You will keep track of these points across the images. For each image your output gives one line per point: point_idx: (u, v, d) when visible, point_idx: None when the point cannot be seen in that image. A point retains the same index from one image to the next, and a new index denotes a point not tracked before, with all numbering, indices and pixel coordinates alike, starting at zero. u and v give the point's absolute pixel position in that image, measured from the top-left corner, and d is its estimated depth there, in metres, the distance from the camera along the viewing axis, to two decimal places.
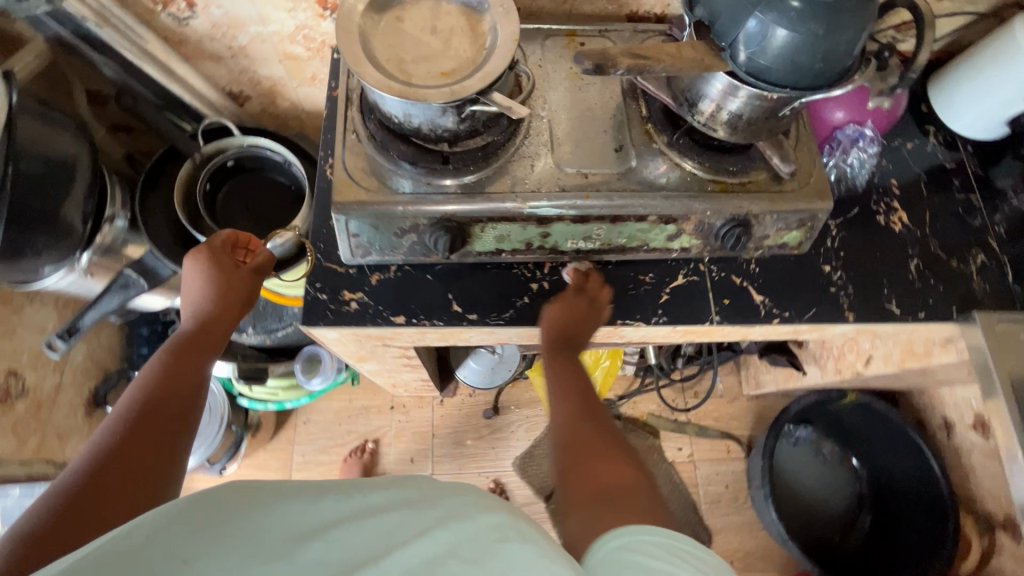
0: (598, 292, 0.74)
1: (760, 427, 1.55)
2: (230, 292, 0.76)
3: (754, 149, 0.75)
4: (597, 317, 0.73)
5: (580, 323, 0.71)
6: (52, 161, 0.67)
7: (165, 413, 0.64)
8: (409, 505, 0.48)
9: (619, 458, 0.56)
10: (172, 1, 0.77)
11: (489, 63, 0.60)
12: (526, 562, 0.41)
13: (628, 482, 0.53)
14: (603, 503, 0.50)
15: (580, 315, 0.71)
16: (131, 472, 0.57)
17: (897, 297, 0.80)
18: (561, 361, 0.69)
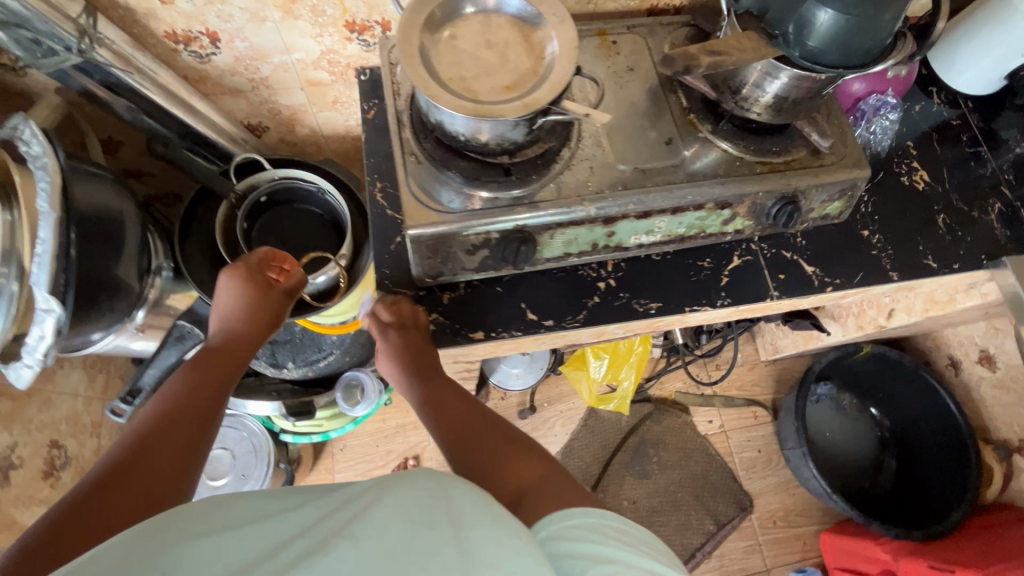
0: (414, 316, 0.72)
1: (782, 390, 1.61)
2: (255, 313, 0.75)
3: (791, 128, 0.78)
4: (422, 338, 0.72)
5: (420, 351, 0.71)
6: (103, 219, 0.66)
7: (178, 431, 0.61)
8: (382, 491, 0.44)
9: (515, 450, 0.61)
10: (195, 39, 0.74)
11: (553, 73, 0.59)
12: (498, 556, 0.38)
13: (533, 470, 0.58)
14: (519, 504, 0.54)
15: (409, 351, 0.70)
16: (137, 486, 0.53)
17: (932, 251, 0.85)
18: (431, 389, 0.71)
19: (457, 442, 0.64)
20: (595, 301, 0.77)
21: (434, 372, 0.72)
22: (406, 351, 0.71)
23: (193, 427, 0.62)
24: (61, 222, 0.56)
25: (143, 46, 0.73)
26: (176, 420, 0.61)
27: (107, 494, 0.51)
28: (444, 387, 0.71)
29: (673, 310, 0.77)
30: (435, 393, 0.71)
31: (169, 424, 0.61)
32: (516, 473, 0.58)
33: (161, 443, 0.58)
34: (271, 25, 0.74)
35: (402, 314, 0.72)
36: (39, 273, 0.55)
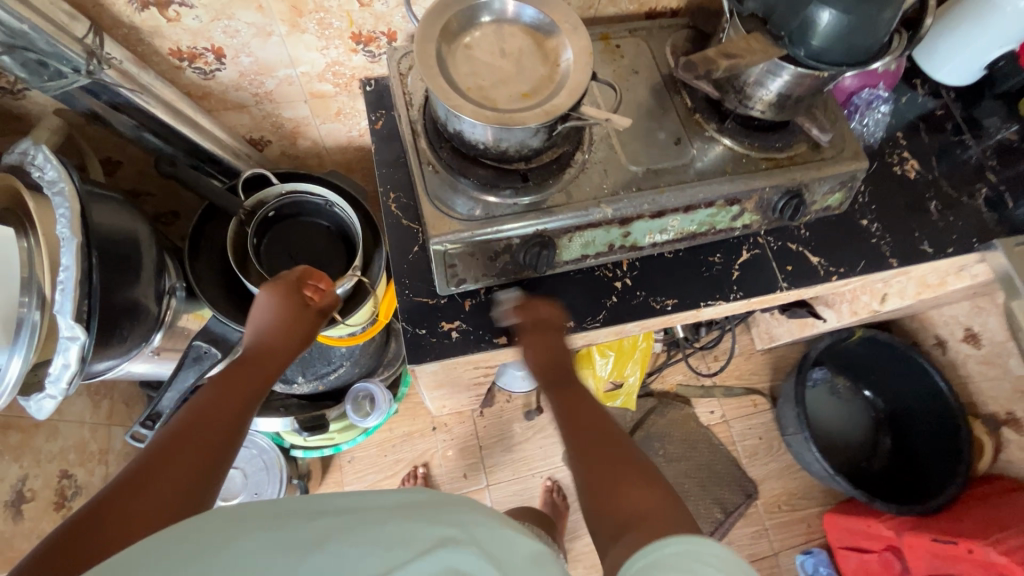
0: (552, 317, 0.74)
1: (779, 377, 1.64)
2: (291, 323, 0.72)
3: (793, 124, 0.81)
4: (559, 337, 0.73)
5: (554, 353, 0.71)
6: (120, 241, 0.65)
7: (205, 429, 0.55)
8: (408, 514, 0.43)
9: (633, 476, 0.54)
10: (200, 56, 0.73)
11: (570, 79, 0.60)
12: None
13: (648, 502, 0.50)
14: (627, 532, 0.48)
15: (540, 348, 0.71)
16: (158, 486, 0.48)
17: (927, 237, 0.89)
18: (562, 391, 0.68)
19: (575, 440, 0.60)
20: (613, 301, 0.79)
21: (565, 379, 0.70)
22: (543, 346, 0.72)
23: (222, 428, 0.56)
24: (83, 248, 0.56)
25: (147, 65, 0.72)
26: (204, 419, 0.56)
27: (129, 493, 0.47)
28: (574, 392, 0.68)
29: (689, 306, 0.79)
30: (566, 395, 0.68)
31: (199, 423, 0.56)
32: (627, 498, 0.51)
33: (187, 441, 0.53)
34: (276, 39, 0.74)
35: (539, 310, 0.74)
36: (62, 300, 0.54)
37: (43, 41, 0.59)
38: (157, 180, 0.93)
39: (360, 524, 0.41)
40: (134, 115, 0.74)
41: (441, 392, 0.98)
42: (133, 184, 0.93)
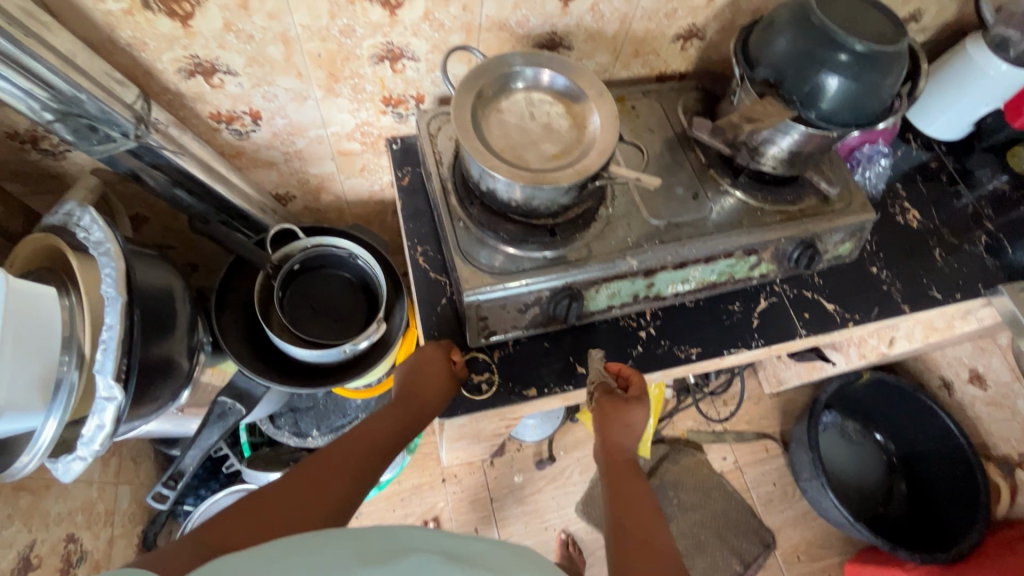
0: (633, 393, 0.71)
1: (789, 421, 1.63)
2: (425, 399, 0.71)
3: (802, 179, 0.84)
4: (639, 412, 0.70)
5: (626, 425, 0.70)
6: (156, 299, 0.66)
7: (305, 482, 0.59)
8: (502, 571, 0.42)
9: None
10: (237, 118, 0.76)
11: (599, 141, 0.64)
12: None
13: None
14: None
15: (626, 420, 0.69)
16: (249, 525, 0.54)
17: (935, 283, 0.92)
18: (618, 491, 0.65)
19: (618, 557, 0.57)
20: (638, 351, 0.80)
21: (625, 475, 0.67)
22: (615, 423, 0.69)
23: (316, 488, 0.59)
24: (126, 307, 0.57)
25: (186, 127, 0.75)
26: (312, 472, 0.61)
27: (226, 526, 0.53)
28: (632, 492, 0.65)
29: (713, 354, 0.81)
30: (621, 492, 0.65)
31: (303, 475, 0.60)
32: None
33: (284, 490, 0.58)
34: (312, 103, 0.77)
35: (623, 377, 0.74)
36: (104, 360, 0.54)
37: (98, 109, 0.61)
38: (181, 235, 0.95)
39: (461, 566, 0.41)
40: (171, 174, 0.76)
41: (461, 442, 0.96)
42: (158, 239, 0.94)
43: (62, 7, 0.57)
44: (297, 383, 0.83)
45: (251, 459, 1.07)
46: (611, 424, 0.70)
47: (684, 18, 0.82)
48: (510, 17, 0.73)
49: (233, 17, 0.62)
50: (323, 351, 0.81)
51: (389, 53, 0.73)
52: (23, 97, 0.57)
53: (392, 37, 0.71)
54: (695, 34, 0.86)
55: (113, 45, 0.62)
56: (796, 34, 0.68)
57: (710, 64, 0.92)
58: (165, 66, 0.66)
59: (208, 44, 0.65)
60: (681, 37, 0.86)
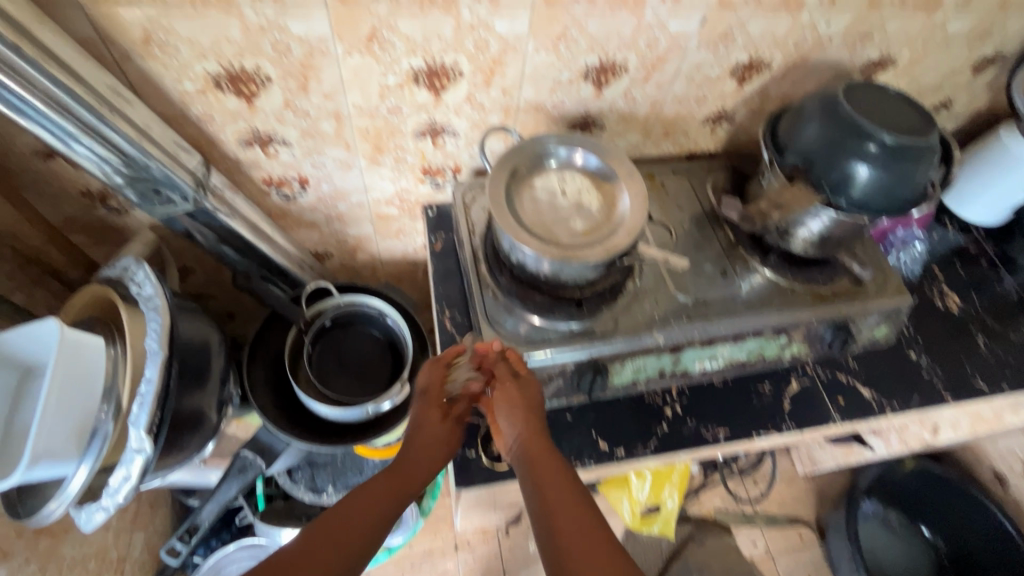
0: (526, 380, 0.67)
1: (824, 507, 1.54)
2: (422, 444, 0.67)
3: (833, 260, 0.84)
4: (535, 391, 0.66)
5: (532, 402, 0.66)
6: (195, 352, 0.69)
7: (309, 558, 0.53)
8: None
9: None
10: (287, 183, 0.82)
11: (628, 220, 0.65)
12: None
13: None
14: None
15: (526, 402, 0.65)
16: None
17: (980, 373, 0.88)
18: (541, 482, 0.59)
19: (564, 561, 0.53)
20: (663, 428, 0.78)
21: (542, 459, 0.61)
22: (514, 408, 0.65)
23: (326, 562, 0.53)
24: (166, 361, 0.59)
25: (240, 190, 0.80)
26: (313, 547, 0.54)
27: None
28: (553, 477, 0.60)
29: (741, 437, 0.78)
30: (545, 479, 0.59)
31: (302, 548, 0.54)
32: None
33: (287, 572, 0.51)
34: (356, 171, 0.82)
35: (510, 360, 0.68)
36: (139, 413, 0.56)
37: (162, 174, 0.66)
38: (223, 286, 0.99)
39: None
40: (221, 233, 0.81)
41: (477, 511, 0.93)
42: (200, 289, 0.99)
43: (144, 86, 0.63)
44: (317, 440, 0.83)
45: (264, 512, 1.05)
46: (512, 411, 0.65)
47: (714, 103, 0.86)
48: (547, 100, 0.77)
49: (293, 96, 0.68)
50: (347, 410, 0.82)
51: (431, 129, 0.78)
52: (98, 162, 0.62)
53: (435, 115, 0.75)
54: (724, 117, 0.89)
55: (183, 118, 0.68)
56: (824, 123, 0.70)
57: (739, 145, 0.95)
58: (227, 136, 0.72)
59: (267, 119, 0.70)
60: (710, 120, 0.89)
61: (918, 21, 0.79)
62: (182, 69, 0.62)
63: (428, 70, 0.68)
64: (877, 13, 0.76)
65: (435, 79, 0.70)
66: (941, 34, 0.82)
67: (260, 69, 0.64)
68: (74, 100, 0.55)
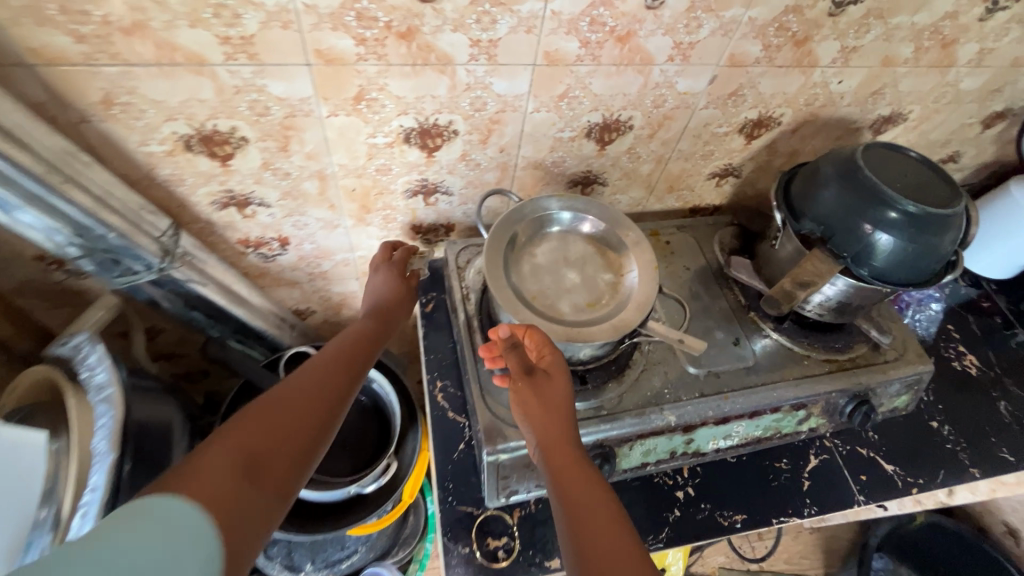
0: (554, 364, 0.56)
1: (832, 563, 1.46)
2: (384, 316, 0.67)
3: (849, 325, 0.79)
4: (562, 388, 0.55)
5: (553, 406, 0.54)
6: (153, 439, 0.62)
7: (307, 396, 0.49)
8: None
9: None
10: (265, 243, 0.76)
11: (637, 294, 0.60)
12: None
13: None
14: None
15: (547, 399, 0.54)
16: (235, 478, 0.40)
17: (1007, 443, 0.82)
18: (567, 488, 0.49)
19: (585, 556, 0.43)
20: (675, 515, 0.71)
21: (570, 465, 0.50)
22: (534, 404, 0.54)
23: (326, 395, 0.51)
24: (116, 463, 0.54)
25: (214, 251, 0.74)
26: (314, 386, 0.51)
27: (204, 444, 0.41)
28: (586, 496, 0.48)
29: (760, 523, 0.71)
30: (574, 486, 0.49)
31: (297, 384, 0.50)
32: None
33: (297, 400, 0.48)
34: (341, 230, 0.76)
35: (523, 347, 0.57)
36: (80, 525, 0.51)
37: (121, 243, 0.60)
38: (196, 346, 0.92)
39: None
40: (191, 298, 0.74)
41: None
42: (170, 349, 0.91)
43: (107, 149, 0.57)
44: (292, 526, 0.76)
45: None
46: (536, 406, 0.54)
47: (720, 159, 0.82)
48: (547, 158, 0.73)
49: (272, 157, 0.62)
50: (326, 492, 0.75)
51: (423, 188, 0.72)
52: (48, 234, 0.55)
53: (427, 174, 0.70)
54: (730, 173, 0.85)
55: (150, 180, 0.62)
56: (842, 187, 0.66)
57: (744, 199, 0.91)
58: (199, 198, 0.66)
59: (244, 180, 0.64)
60: (716, 175, 0.85)
61: (931, 80, 0.76)
62: (148, 131, 0.56)
63: (420, 129, 0.63)
64: (890, 72, 0.73)
65: (428, 138, 0.65)
66: (953, 92, 0.80)
67: (235, 131, 0.58)
68: (20, 172, 0.49)
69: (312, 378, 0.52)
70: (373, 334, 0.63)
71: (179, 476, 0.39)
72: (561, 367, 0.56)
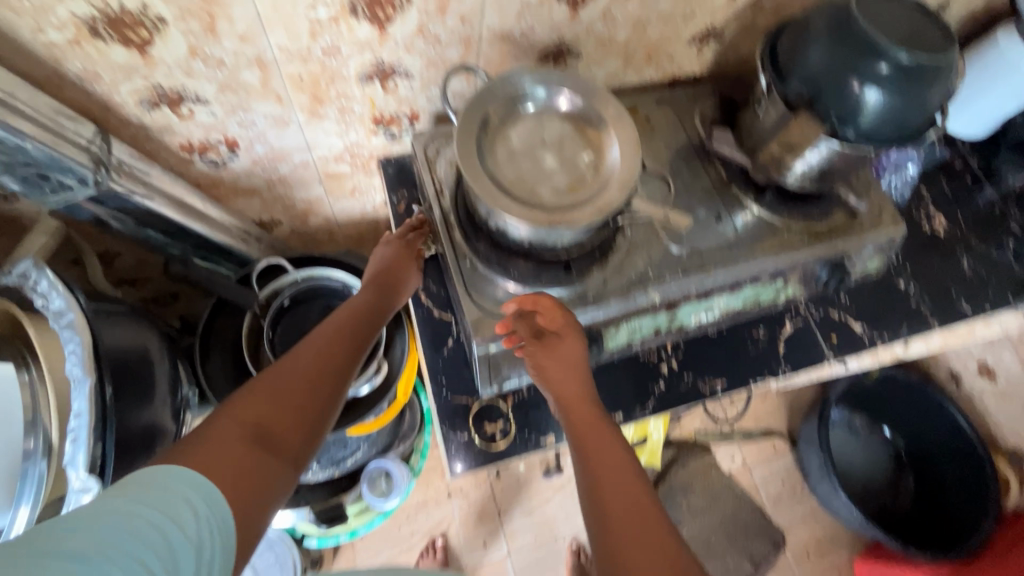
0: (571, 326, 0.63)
1: (795, 418, 1.58)
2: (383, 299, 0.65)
3: (829, 193, 0.78)
4: (574, 347, 0.62)
5: (567, 364, 0.62)
6: (132, 363, 0.60)
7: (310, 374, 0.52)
8: None
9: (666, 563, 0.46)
10: (212, 148, 0.68)
11: (620, 174, 0.57)
12: None
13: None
14: None
15: (554, 364, 0.62)
16: (235, 450, 0.44)
17: (964, 296, 0.87)
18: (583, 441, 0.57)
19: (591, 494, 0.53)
20: (660, 386, 0.76)
21: (585, 419, 0.59)
22: (550, 365, 0.63)
23: (327, 379, 0.53)
24: (98, 387, 0.51)
25: (154, 160, 0.67)
26: (311, 370, 0.53)
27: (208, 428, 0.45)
28: (600, 443, 0.56)
29: (738, 386, 0.77)
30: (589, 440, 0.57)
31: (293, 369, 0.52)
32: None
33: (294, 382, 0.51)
34: (294, 127, 0.69)
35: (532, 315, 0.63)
36: (73, 451, 0.49)
37: (44, 154, 0.53)
38: (158, 268, 0.87)
39: None
40: (141, 215, 0.68)
41: None
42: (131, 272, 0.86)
43: None
44: None
45: None
46: (552, 366, 0.63)
47: (702, 20, 0.75)
48: (513, 27, 0.65)
49: (199, 42, 0.54)
50: None
51: (380, 72, 0.65)
52: None
53: (382, 54, 0.63)
54: (712, 36, 0.79)
55: (60, 78, 0.54)
56: (831, 42, 0.62)
57: (725, 67, 0.85)
58: (124, 97, 0.58)
59: (172, 73, 0.56)
60: (697, 39, 0.78)
61: None
62: (41, 15, 0.47)
63: None
64: None
65: (377, 8, 0.56)
66: None
67: (147, 9, 0.49)
68: None
69: (307, 367, 0.53)
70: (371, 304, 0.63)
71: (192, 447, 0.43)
72: (571, 328, 0.62)
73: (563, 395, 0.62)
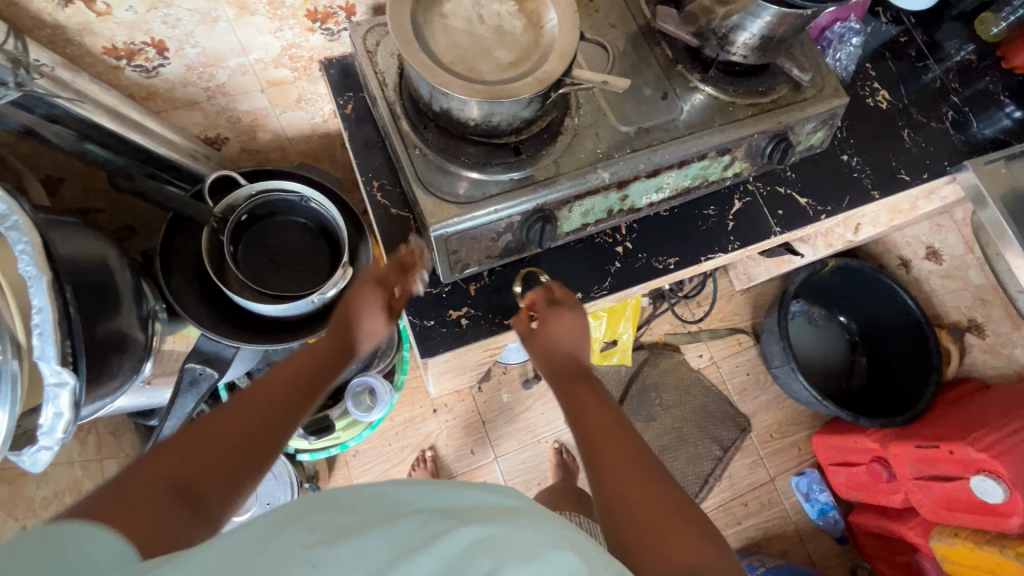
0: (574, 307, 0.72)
1: (759, 313, 1.65)
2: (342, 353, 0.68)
3: (773, 67, 0.78)
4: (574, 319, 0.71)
5: (572, 332, 0.71)
6: (83, 272, 0.59)
7: (246, 428, 0.54)
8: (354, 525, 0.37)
9: (670, 515, 0.50)
10: (139, 52, 0.66)
11: (559, 42, 0.56)
12: (502, 546, 0.35)
13: (685, 535, 0.48)
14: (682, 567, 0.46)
15: (558, 331, 0.70)
16: (151, 496, 0.44)
17: (904, 166, 0.91)
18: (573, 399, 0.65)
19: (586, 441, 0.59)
20: (616, 266, 0.80)
21: (575, 381, 0.67)
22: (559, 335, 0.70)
23: (265, 436, 0.55)
24: (55, 285, 0.51)
25: (79, 67, 0.65)
26: (250, 424, 0.54)
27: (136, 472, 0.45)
28: (587, 402, 0.64)
29: (689, 262, 0.82)
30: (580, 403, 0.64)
31: (237, 419, 0.54)
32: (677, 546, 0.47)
33: (240, 435, 0.53)
34: (224, 25, 0.66)
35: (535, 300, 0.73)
36: (42, 346, 0.50)
37: None
38: (108, 194, 0.85)
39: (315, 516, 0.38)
40: (76, 126, 0.67)
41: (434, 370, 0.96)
42: (83, 200, 0.85)
43: None
44: (266, 339, 0.80)
45: None
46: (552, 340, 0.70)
47: None
48: None
49: None
50: (290, 304, 0.77)
51: None
52: None
53: None
54: None
55: None
56: None
57: None
58: None
59: None
60: None
61: None
62: None
63: None
64: None
65: None
66: None
67: None
68: None
69: (245, 419, 0.55)
70: (333, 358, 0.67)
71: (115, 488, 0.44)
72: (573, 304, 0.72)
73: (558, 369, 0.69)
